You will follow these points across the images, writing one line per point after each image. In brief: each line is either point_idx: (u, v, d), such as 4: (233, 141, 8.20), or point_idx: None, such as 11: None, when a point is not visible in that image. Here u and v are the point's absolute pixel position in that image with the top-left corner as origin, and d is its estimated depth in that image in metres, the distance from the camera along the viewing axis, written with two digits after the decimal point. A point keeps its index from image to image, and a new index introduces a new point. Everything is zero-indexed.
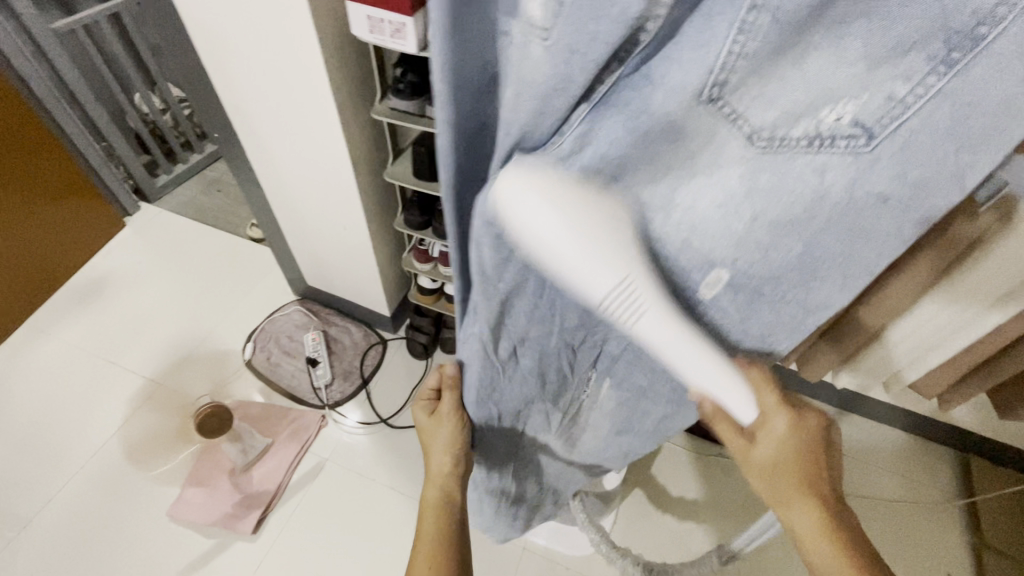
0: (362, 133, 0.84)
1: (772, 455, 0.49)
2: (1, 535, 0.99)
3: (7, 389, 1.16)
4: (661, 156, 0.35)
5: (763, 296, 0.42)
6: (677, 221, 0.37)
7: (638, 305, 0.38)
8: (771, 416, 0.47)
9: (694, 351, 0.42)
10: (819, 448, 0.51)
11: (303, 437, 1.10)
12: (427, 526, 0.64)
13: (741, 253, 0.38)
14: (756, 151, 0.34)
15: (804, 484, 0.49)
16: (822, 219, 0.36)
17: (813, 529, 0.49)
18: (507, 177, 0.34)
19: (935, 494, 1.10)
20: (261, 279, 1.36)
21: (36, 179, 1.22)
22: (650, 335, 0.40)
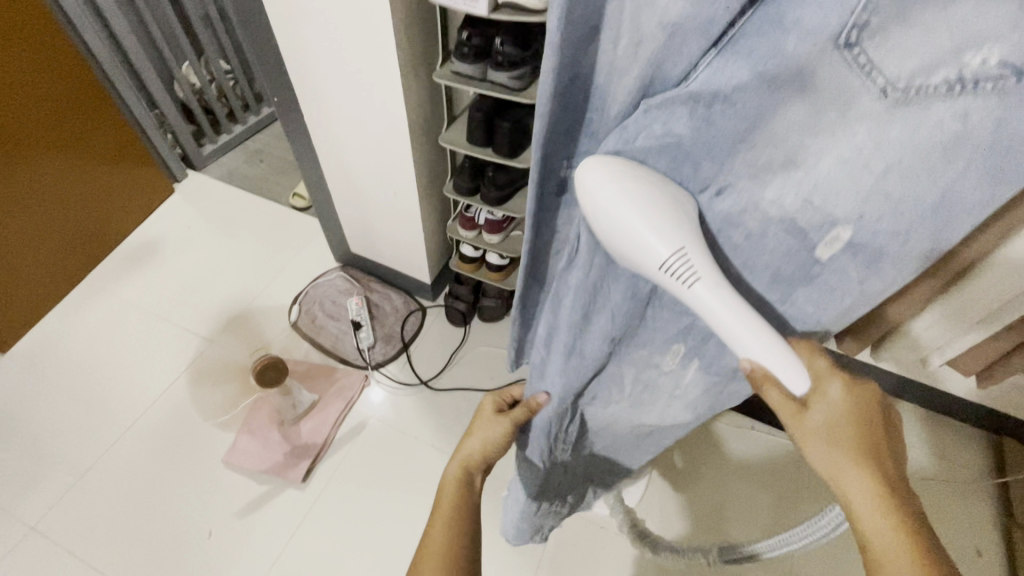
0: (421, 98, 0.87)
1: (829, 426, 0.43)
2: (63, 478, 1.04)
3: (71, 342, 1.23)
4: (788, 104, 0.34)
5: (886, 254, 0.38)
6: (797, 183, 0.37)
7: (694, 272, 0.38)
8: (824, 378, 0.43)
9: (745, 320, 0.39)
10: (881, 424, 0.43)
11: (348, 394, 1.15)
12: (443, 499, 0.55)
13: (869, 208, 0.36)
14: (888, 104, 0.32)
15: (868, 458, 0.42)
16: (960, 166, 0.32)
17: (883, 516, 0.39)
18: (591, 163, 0.38)
19: (967, 473, 1.11)
20: (306, 245, 1.41)
21: (96, 144, 1.28)
22: (712, 307, 0.39)
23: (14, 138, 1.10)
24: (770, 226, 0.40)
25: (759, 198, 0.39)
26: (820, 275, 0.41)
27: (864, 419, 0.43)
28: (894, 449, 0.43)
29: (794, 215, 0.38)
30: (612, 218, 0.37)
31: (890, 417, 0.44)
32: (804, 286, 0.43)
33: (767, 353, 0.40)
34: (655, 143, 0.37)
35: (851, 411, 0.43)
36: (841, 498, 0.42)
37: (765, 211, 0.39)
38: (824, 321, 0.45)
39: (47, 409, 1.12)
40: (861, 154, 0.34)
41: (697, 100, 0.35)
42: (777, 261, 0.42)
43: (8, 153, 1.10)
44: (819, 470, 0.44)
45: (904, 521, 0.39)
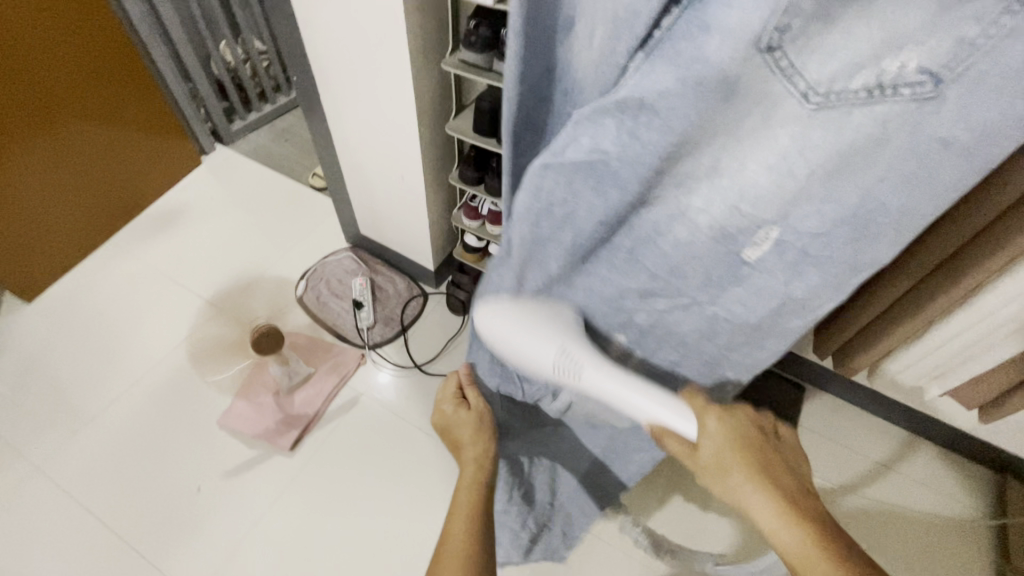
0: (431, 85, 0.89)
1: (717, 459, 0.48)
2: (70, 426, 1.09)
3: (92, 297, 1.29)
4: (716, 111, 0.35)
5: (811, 255, 0.42)
6: (724, 187, 0.40)
7: (577, 365, 0.50)
8: (701, 416, 0.50)
9: (629, 390, 0.50)
10: (763, 445, 0.49)
11: (343, 370, 1.18)
12: (460, 501, 0.54)
13: (795, 208, 0.40)
14: (811, 108, 0.34)
15: (758, 476, 0.47)
16: (881, 168, 0.37)
17: (783, 524, 0.44)
18: (486, 305, 0.50)
19: (965, 512, 1.07)
20: (319, 224, 1.44)
21: (131, 114, 1.34)
22: (596, 388, 0.51)
23: (56, 98, 1.17)
24: (698, 235, 0.44)
25: (685, 204, 0.42)
26: (750, 276, 0.45)
27: (744, 443, 0.49)
28: (781, 463, 0.49)
29: (722, 220, 0.42)
30: (503, 340, 0.49)
31: (767, 436, 0.51)
32: (735, 286, 0.47)
33: (654, 412, 0.50)
34: (584, 157, 0.39)
35: (732, 437, 0.49)
36: (749, 519, 0.46)
37: (692, 220, 0.43)
38: (752, 321, 0.49)
39: (62, 360, 1.18)
40: (789, 158, 0.37)
41: (625, 109, 0.36)
42: (706, 265, 0.46)
43: (49, 114, 1.17)
44: (723, 496, 0.48)
45: (806, 524, 0.43)
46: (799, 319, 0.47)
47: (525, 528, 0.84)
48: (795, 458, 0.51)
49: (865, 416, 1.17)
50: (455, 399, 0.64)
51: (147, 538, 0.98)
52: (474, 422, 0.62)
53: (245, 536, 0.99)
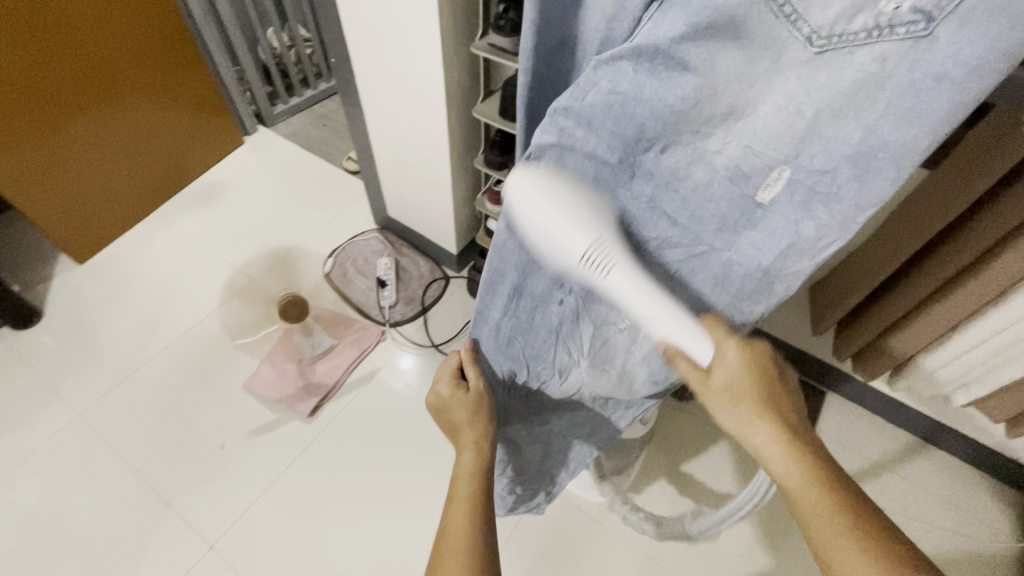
0: (460, 68, 0.92)
1: (729, 386, 0.51)
2: (106, 382, 1.17)
3: (135, 263, 1.37)
4: (723, 56, 0.38)
5: (819, 191, 0.42)
6: (737, 133, 0.41)
7: (607, 262, 0.45)
8: (723, 345, 0.51)
9: (649, 291, 0.48)
10: (770, 375, 0.52)
11: (364, 344, 1.22)
12: (460, 487, 0.57)
13: (805, 146, 0.40)
14: (814, 52, 0.36)
15: (765, 406, 0.50)
16: (880, 107, 0.37)
17: (783, 453, 0.48)
18: (519, 175, 0.44)
19: (989, 536, 1.02)
20: (350, 205, 1.49)
21: (181, 91, 1.42)
22: (622, 289, 0.47)
23: (121, 71, 1.26)
24: (715, 176, 0.44)
25: (703, 148, 0.43)
26: (764, 218, 0.45)
27: (758, 375, 0.51)
28: (789, 399, 0.52)
29: (739, 160, 0.42)
30: (534, 217, 0.43)
31: (781, 372, 0.53)
32: (749, 231, 0.46)
33: (671, 330, 0.50)
34: (604, 99, 0.41)
35: (745, 369, 0.51)
36: (752, 447, 0.50)
37: (710, 160, 0.43)
38: (764, 265, 0.48)
39: (104, 319, 1.26)
40: (796, 99, 0.38)
41: (640, 54, 0.39)
42: (723, 208, 0.45)
43: (114, 85, 1.26)
44: (730, 426, 0.52)
45: (803, 453, 0.47)
46: (807, 260, 0.47)
47: (512, 492, 0.86)
48: (801, 395, 0.54)
49: (886, 429, 1.13)
50: (451, 380, 0.66)
51: (173, 488, 1.04)
52: (472, 404, 0.65)
53: (262, 494, 1.04)
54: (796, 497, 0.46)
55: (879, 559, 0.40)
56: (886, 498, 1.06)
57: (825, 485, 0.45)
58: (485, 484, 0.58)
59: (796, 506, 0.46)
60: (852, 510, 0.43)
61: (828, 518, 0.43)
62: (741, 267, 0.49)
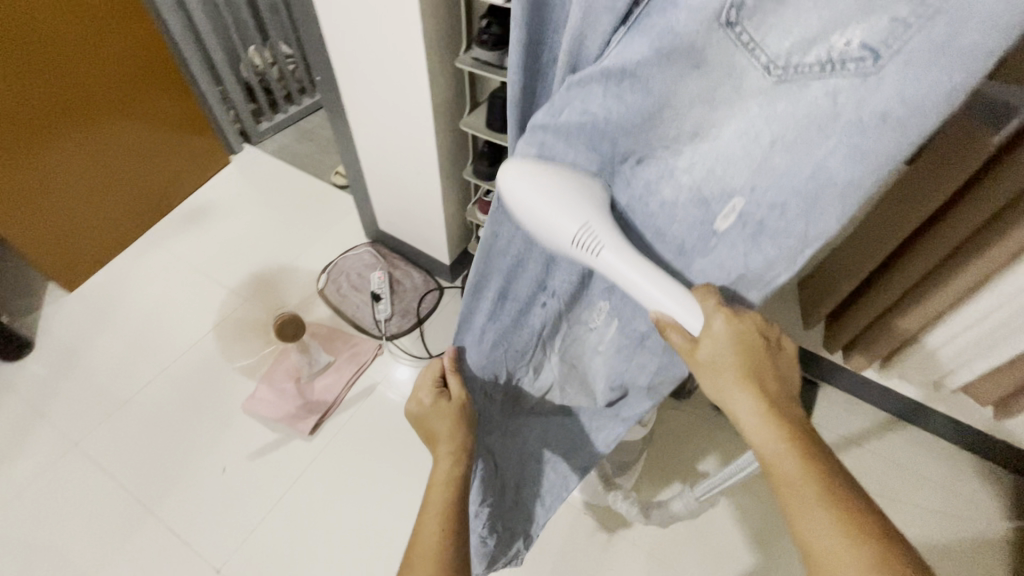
0: (445, 82, 0.93)
1: (713, 359, 0.47)
2: (104, 408, 1.16)
3: (127, 287, 1.36)
4: (686, 80, 0.38)
5: (768, 227, 0.42)
6: (702, 153, 0.42)
7: (598, 242, 0.44)
8: (711, 316, 0.46)
9: (640, 273, 0.45)
10: (761, 341, 0.47)
11: (361, 359, 1.22)
12: (432, 499, 0.56)
13: (759, 180, 0.41)
14: (772, 81, 0.36)
15: (750, 380, 0.47)
16: (832, 143, 0.37)
17: (765, 427, 0.45)
18: (513, 166, 0.45)
19: (983, 512, 1.05)
20: (341, 220, 1.50)
21: (163, 114, 1.41)
22: (613, 271, 0.45)
23: (100, 96, 1.25)
24: (681, 195, 0.45)
25: (672, 166, 0.44)
26: (716, 246, 0.46)
27: (746, 345, 0.47)
28: (776, 369, 0.48)
29: (700, 185, 0.43)
30: (529, 208, 0.44)
31: (772, 339, 0.49)
32: (701, 257, 0.47)
33: (665, 302, 0.45)
34: (576, 119, 0.42)
35: (736, 339, 0.46)
36: (736, 422, 0.47)
37: (677, 180, 0.44)
38: (718, 292, 0.49)
39: (100, 345, 1.26)
40: (756, 126, 0.39)
41: (609, 77, 0.39)
42: (684, 230, 0.46)
43: (95, 112, 1.25)
44: (712, 395, 0.49)
45: (780, 422, 0.45)
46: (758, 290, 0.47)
47: (492, 533, 0.80)
48: (793, 362, 0.50)
49: (880, 414, 1.16)
50: (434, 388, 0.66)
51: (175, 514, 1.04)
52: (451, 411, 0.64)
53: (265, 515, 1.03)
54: (778, 473, 0.43)
55: (867, 552, 0.39)
56: (882, 481, 1.08)
57: (813, 475, 0.42)
58: (460, 496, 0.56)
59: (775, 487, 0.44)
60: (830, 485, 0.42)
61: (810, 503, 0.41)
62: (701, 284, 0.50)
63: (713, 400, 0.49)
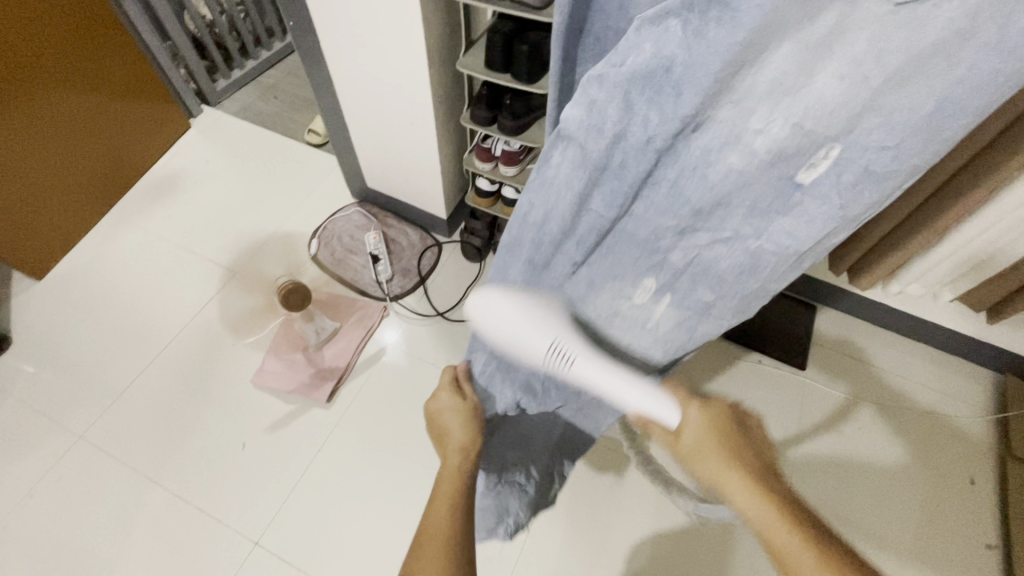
0: (438, 21, 0.86)
1: (697, 448, 0.56)
2: (100, 401, 1.10)
3: (100, 271, 1.27)
4: (786, 15, 0.34)
5: (874, 171, 0.41)
6: (789, 106, 0.39)
7: (569, 357, 0.55)
8: (687, 409, 0.58)
9: (608, 371, 0.57)
10: (737, 428, 0.57)
11: (368, 323, 1.19)
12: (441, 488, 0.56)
13: (858, 123, 0.39)
14: (891, 7, 0.33)
15: (735, 463, 0.54)
16: (961, 69, 0.34)
17: (749, 495, 0.52)
18: (476, 295, 0.57)
19: (969, 408, 1.12)
20: (323, 181, 1.42)
21: (105, 79, 1.26)
22: (588, 373, 0.57)
23: (34, 65, 1.10)
24: (754, 160, 0.43)
25: (743, 128, 0.41)
26: (802, 201, 0.45)
27: (720, 434, 0.56)
28: (755, 447, 0.56)
29: (782, 142, 0.41)
30: (498, 325, 0.55)
31: (746, 424, 0.57)
32: (783, 216, 0.47)
33: (639, 401, 0.57)
34: (645, 66, 0.38)
35: (710, 426, 0.57)
36: (726, 497, 0.54)
37: (748, 144, 0.42)
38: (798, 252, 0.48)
39: (82, 335, 1.18)
40: (863, 65, 0.36)
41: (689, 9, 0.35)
42: (761, 191, 0.45)
43: (36, 82, 1.11)
44: (707, 481, 0.56)
45: (766, 489, 0.51)
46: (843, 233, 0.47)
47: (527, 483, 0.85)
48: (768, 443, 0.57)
49: (874, 329, 1.21)
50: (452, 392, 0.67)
51: (202, 493, 1.02)
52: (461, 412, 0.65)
53: (294, 484, 1.03)
54: (766, 536, 0.49)
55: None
56: (877, 389, 1.14)
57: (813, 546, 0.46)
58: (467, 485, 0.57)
59: (772, 555, 0.48)
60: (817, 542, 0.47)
61: (802, 560, 0.46)
62: (782, 245, 0.48)
63: (704, 482, 0.56)
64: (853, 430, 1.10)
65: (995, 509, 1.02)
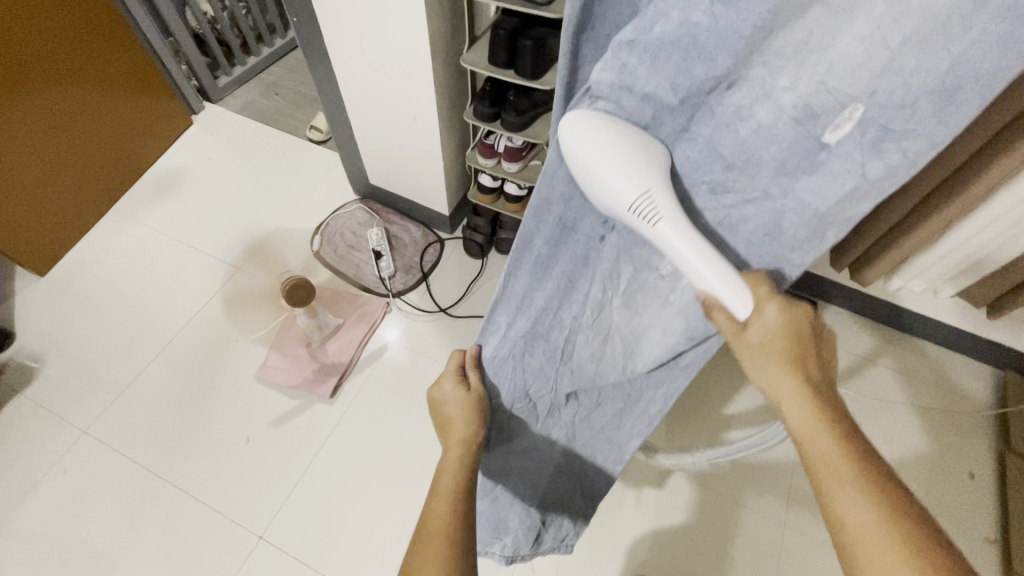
0: (442, 15, 0.86)
1: (764, 344, 0.47)
2: (102, 397, 1.10)
3: (103, 268, 1.27)
4: None
5: (893, 130, 0.38)
6: (812, 64, 0.37)
7: (656, 212, 0.43)
8: (763, 302, 0.47)
9: (697, 249, 0.44)
10: (808, 336, 0.48)
11: (371, 319, 1.19)
12: (445, 479, 0.56)
13: (881, 84, 0.36)
14: None
15: (799, 376, 0.47)
16: (974, 35, 0.32)
17: (811, 415, 0.46)
18: (571, 121, 0.43)
19: (969, 404, 1.13)
20: (325, 178, 1.42)
21: (108, 73, 1.26)
22: (672, 242, 0.44)
23: (37, 59, 1.10)
24: (782, 116, 0.40)
25: (770, 84, 0.39)
26: (827, 161, 0.41)
27: (795, 335, 0.48)
28: (821, 362, 0.49)
29: (808, 99, 0.39)
30: (588, 161, 0.42)
31: (817, 333, 0.50)
32: (808, 176, 0.43)
33: (718, 281, 0.45)
34: (674, 33, 0.37)
35: (784, 327, 0.47)
36: (780, 409, 0.47)
37: (777, 100, 0.40)
38: (821, 213, 0.44)
39: (85, 331, 1.18)
40: (883, 28, 0.34)
41: None
42: (782, 153, 0.42)
43: (42, 78, 1.12)
44: (763, 390, 0.49)
45: (827, 413, 0.45)
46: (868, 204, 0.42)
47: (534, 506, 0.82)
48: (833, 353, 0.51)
49: (874, 326, 1.22)
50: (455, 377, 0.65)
51: (206, 488, 1.02)
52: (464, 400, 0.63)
53: (296, 480, 1.03)
54: (818, 462, 0.44)
55: (916, 560, 0.39)
56: (877, 386, 1.15)
57: (862, 472, 0.43)
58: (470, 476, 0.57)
59: (817, 483, 0.44)
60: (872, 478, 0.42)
61: (851, 493, 0.42)
62: (802, 206, 0.44)
63: (760, 392, 0.49)
64: None
65: (994, 505, 1.03)
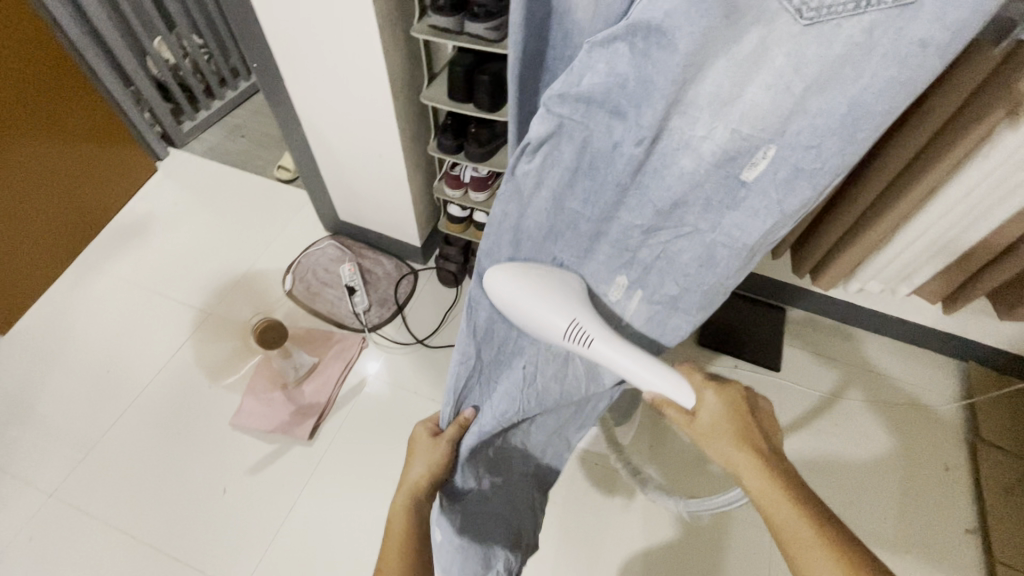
0: (400, 58, 0.89)
1: (712, 425, 0.55)
2: (71, 455, 1.07)
3: (69, 322, 1.24)
4: (717, 34, 0.36)
5: (803, 169, 0.43)
6: (723, 122, 0.42)
7: (588, 335, 0.54)
8: (701, 389, 0.56)
9: (627, 351, 0.54)
10: (747, 413, 0.56)
11: (348, 355, 1.18)
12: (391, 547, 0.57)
13: (792, 126, 0.41)
14: (805, 25, 0.36)
15: (746, 445, 0.54)
16: (866, 80, 0.38)
17: (761, 481, 0.51)
18: (495, 272, 0.55)
19: (940, 398, 1.16)
20: (295, 216, 1.42)
21: (69, 127, 1.25)
22: (607, 356, 0.54)
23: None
24: (704, 162, 0.45)
25: (690, 135, 0.43)
26: (746, 197, 0.46)
27: (736, 412, 0.56)
28: (762, 432, 0.56)
29: (726, 145, 0.43)
30: (521, 304, 0.53)
31: (754, 410, 0.57)
32: (732, 211, 0.48)
33: (661, 380, 0.54)
34: (602, 84, 0.40)
35: (725, 408, 0.56)
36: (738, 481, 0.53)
37: (697, 149, 0.44)
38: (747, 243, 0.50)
39: (52, 386, 1.15)
40: (785, 77, 0.38)
41: (635, 34, 0.37)
42: (710, 189, 0.47)
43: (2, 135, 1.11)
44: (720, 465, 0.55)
45: (773, 474, 0.51)
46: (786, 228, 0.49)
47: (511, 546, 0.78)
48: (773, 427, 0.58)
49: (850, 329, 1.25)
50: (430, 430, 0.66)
51: (182, 543, 0.99)
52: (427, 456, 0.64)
53: (277, 528, 1.00)
54: (774, 517, 0.49)
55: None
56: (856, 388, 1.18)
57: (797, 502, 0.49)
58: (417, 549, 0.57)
59: (783, 542, 0.48)
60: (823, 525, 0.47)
61: (807, 540, 0.46)
62: (732, 236, 0.49)
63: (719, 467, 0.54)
64: (828, 426, 1.13)
65: (970, 494, 1.06)
